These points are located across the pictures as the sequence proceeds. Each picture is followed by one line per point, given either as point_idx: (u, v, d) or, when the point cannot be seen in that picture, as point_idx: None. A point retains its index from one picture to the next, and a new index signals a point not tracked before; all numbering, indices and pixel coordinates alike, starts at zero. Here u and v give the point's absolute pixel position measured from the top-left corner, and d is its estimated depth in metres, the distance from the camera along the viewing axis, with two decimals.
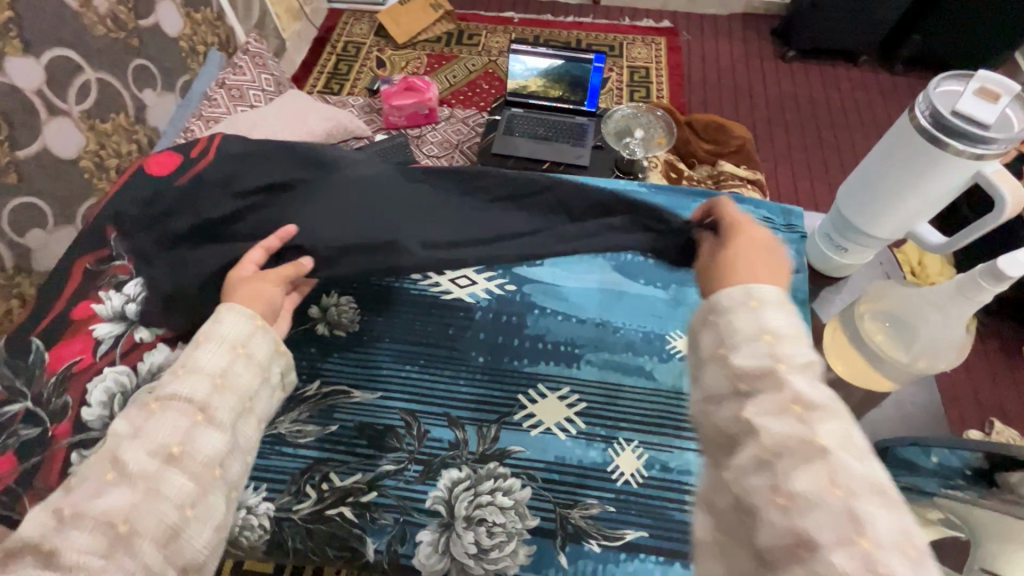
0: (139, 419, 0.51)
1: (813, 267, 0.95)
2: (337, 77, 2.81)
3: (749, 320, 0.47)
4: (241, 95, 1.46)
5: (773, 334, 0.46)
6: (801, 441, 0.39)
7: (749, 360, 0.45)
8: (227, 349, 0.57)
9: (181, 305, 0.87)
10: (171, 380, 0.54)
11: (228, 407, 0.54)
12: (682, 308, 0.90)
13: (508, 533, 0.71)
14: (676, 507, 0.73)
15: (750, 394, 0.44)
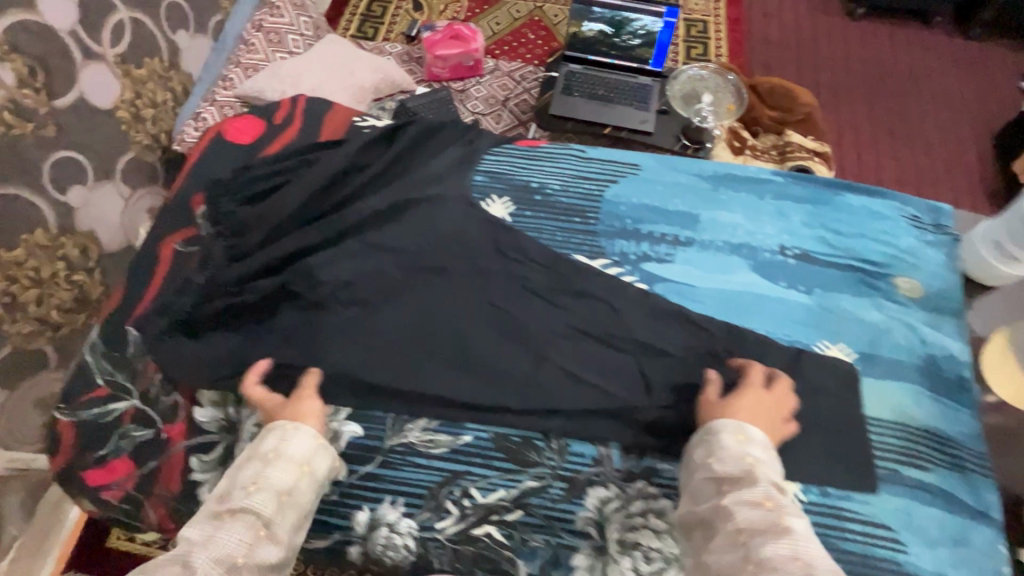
0: (210, 529, 0.56)
1: (966, 274, 0.87)
2: (370, 19, 2.61)
3: (732, 443, 0.65)
4: (279, 40, 1.38)
5: (783, 462, 0.63)
6: (772, 526, 0.56)
7: (730, 466, 0.62)
8: (260, 461, 0.63)
9: (288, 297, 0.80)
10: (239, 497, 0.59)
11: (288, 523, 0.61)
12: (828, 316, 0.83)
13: (667, 559, 0.67)
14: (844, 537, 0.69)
15: (738, 484, 0.61)
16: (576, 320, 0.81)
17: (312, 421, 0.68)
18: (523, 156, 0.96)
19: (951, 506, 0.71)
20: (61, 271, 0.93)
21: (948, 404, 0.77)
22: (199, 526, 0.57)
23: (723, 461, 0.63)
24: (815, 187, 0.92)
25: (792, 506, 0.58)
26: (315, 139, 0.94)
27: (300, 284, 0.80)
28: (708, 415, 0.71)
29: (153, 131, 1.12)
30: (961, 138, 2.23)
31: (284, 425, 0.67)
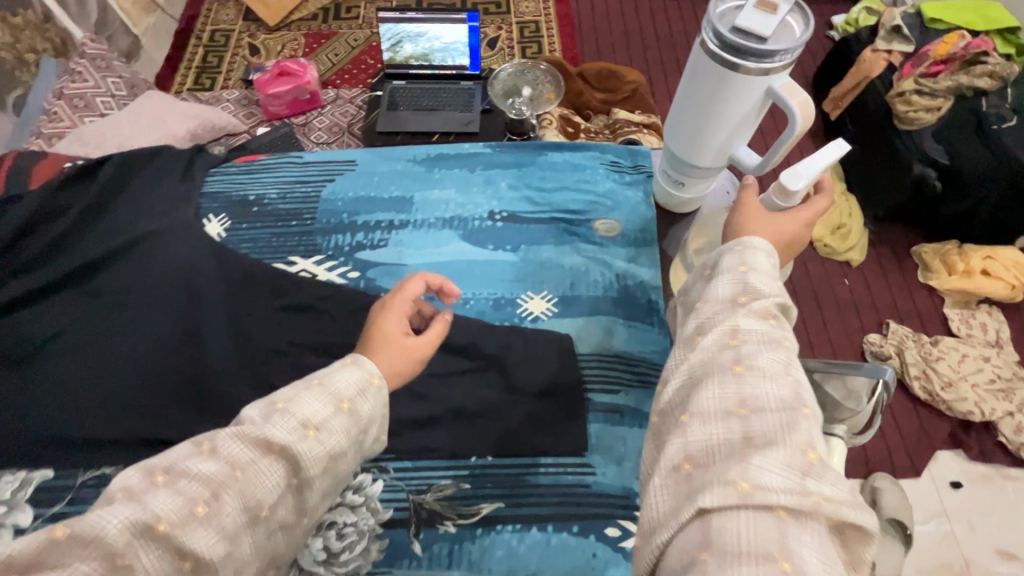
0: (258, 450, 0.49)
1: (660, 205, 0.93)
2: (208, 70, 2.61)
3: (756, 324, 0.48)
4: (85, 104, 1.35)
5: (787, 364, 0.45)
6: (795, 426, 0.41)
7: (766, 368, 0.45)
8: (332, 402, 0.53)
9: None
10: (286, 433, 0.50)
11: (320, 488, 0.53)
12: (532, 268, 0.87)
13: (360, 531, 0.67)
14: (534, 472, 0.71)
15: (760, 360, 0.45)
16: (288, 320, 0.82)
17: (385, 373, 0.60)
18: (241, 172, 0.96)
19: (638, 421, 0.75)
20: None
21: (639, 327, 0.82)
22: (241, 442, 0.49)
23: (751, 363, 0.45)
24: (522, 152, 0.98)
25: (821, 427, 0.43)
26: (21, 188, 0.92)
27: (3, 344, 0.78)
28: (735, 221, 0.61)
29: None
30: None
31: (371, 369, 0.57)
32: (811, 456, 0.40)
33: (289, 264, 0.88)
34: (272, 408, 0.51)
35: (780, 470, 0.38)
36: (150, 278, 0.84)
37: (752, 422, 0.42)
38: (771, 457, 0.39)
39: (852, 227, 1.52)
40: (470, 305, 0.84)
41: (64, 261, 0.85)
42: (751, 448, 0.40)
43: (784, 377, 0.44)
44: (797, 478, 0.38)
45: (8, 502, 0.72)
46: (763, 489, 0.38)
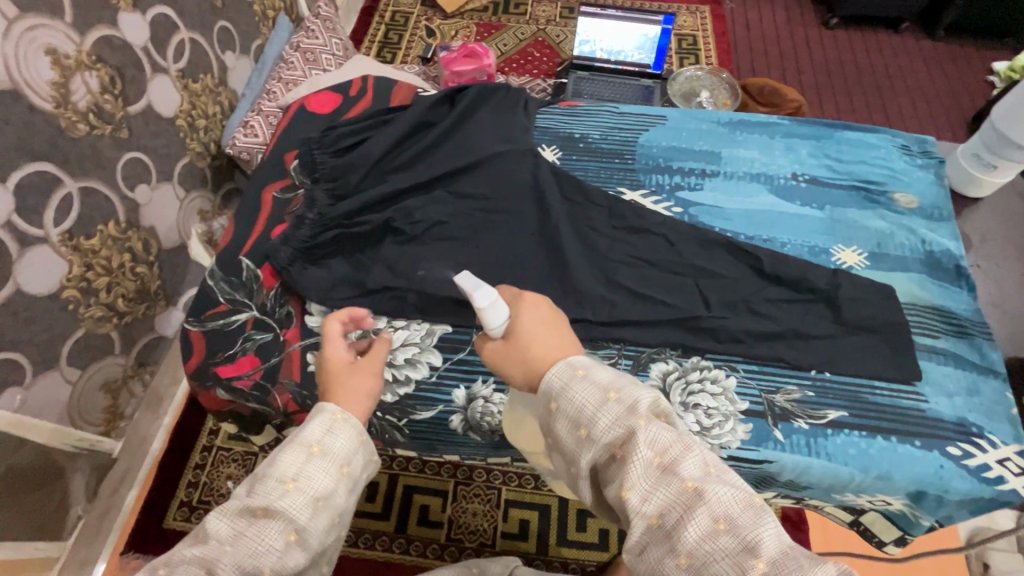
0: (236, 529, 0.55)
1: (954, 186, 1.01)
2: (389, 45, 2.85)
3: (585, 387, 0.55)
4: (315, 58, 1.45)
5: (613, 385, 0.54)
6: (683, 498, 0.48)
7: (609, 426, 0.52)
8: (303, 450, 0.60)
9: (392, 233, 0.93)
10: (273, 493, 0.57)
11: (322, 527, 0.58)
12: (840, 225, 0.97)
13: (724, 413, 0.78)
14: (871, 390, 0.80)
15: (626, 448, 0.51)
16: (628, 239, 0.94)
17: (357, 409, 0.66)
18: (565, 113, 1.11)
19: (961, 365, 0.82)
20: (127, 263, 1.08)
21: (950, 287, 0.90)
22: (226, 518, 0.56)
23: (598, 433, 0.52)
24: (816, 126, 1.08)
25: (725, 480, 0.49)
26: (386, 104, 1.10)
27: (401, 221, 0.93)
28: (518, 368, 0.61)
29: (204, 140, 1.25)
30: (950, 125, 2.26)
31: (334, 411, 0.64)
32: (693, 485, 0.48)
33: (618, 194, 1.00)
34: (254, 482, 0.58)
35: (729, 563, 0.45)
36: (504, 190, 0.99)
37: (650, 504, 0.48)
38: (676, 519, 0.47)
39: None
40: (789, 249, 0.94)
41: (435, 166, 1.00)
42: (670, 526, 0.48)
43: (616, 402, 0.53)
44: (706, 520, 0.46)
45: (418, 345, 0.84)
46: (693, 555, 0.46)
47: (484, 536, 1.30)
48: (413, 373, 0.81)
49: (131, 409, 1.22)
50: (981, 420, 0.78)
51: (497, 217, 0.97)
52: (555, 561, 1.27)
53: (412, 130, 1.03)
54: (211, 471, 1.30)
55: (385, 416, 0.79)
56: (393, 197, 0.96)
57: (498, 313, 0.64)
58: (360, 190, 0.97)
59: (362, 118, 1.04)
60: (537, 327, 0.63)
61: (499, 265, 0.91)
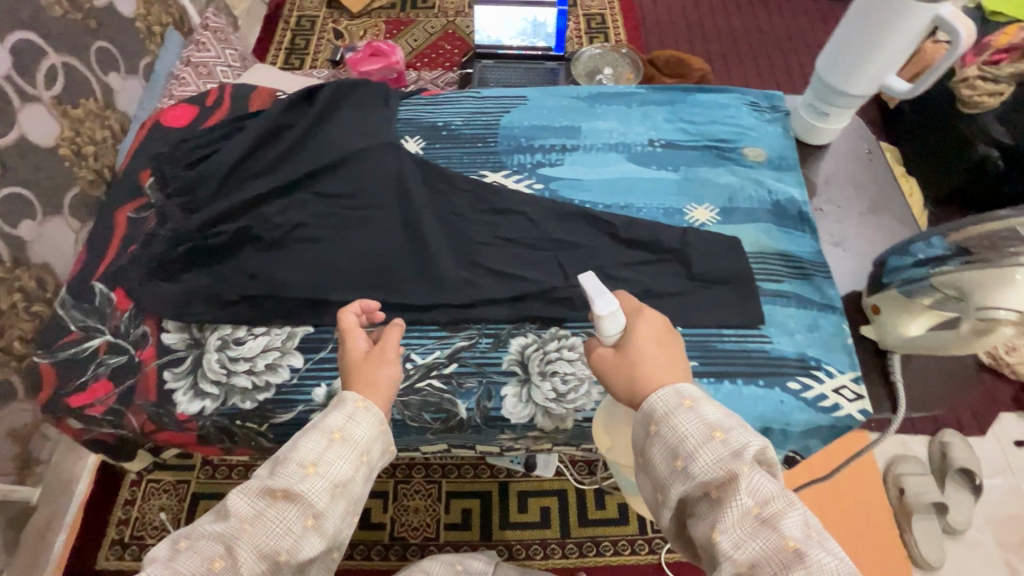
0: (260, 506, 0.56)
1: (797, 136, 1.06)
2: (297, 52, 2.77)
3: (691, 419, 0.53)
4: (208, 73, 1.35)
5: (720, 423, 0.52)
6: (782, 556, 0.45)
7: (711, 463, 0.50)
8: (324, 437, 0.61)
9: (250, 240, 0.91)
10: (293, 477, 0.58)
11: (338, 513, 0.60)
12: (693, 185, 1.00)
13: (580, 377, 0.80)
14: (719, 338, 0.84)
15: (725, 490, 0.49)
16: (491, 222, 0.95)
17: (380, 399, 0.67)
18: (428, 103, 1.11)
19: (803, 304, 0.87)
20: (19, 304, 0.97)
21: (794, 232, 0.94)
22: (248, 497, 0.56)
23: (697, 467, 0.50)
24: (672, 92, 1.11)
25: (828, 546, 0.46)
26: (245, 111, 1.08)
27: (260, 228, 0.92)
28: (620, 380, 0.59)
29: (97, 166, 1.13)
30: None
31: (354, 399, 0.65)
32: (794, 545, 0.45)
33: (481, 177, 1.02)
34: (276, 463, 0.59)
35: None
36: (368, 186, 0.98)
37: (743, 551, 0.46)
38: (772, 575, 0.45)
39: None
40: (645, 213, 0.97)
41: (295, 167, 0.99)
42: None
43: (721, 442, 0.51)
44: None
45: (280, 349, 0.83)
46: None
47: (427, 531, 1.30)
48: (273, 378, 0.81)
49: (45, 454, 1.11)
50: (819, 353, 0.83)
51: (361, 212, 0.96)
52: (499, 545, 1.28)
53: (270, 134, 1.02)
54: (141, 509, 1.21)
55: (246, 423, 0.79)
56: (253, 204, 0.95)
57: (616, 322, 0.61)
58: (217, 200, 0.95)
59: (219, 126, 1.03)
60: (649, 345, 0.60)
61: (362, 260, 0.91)
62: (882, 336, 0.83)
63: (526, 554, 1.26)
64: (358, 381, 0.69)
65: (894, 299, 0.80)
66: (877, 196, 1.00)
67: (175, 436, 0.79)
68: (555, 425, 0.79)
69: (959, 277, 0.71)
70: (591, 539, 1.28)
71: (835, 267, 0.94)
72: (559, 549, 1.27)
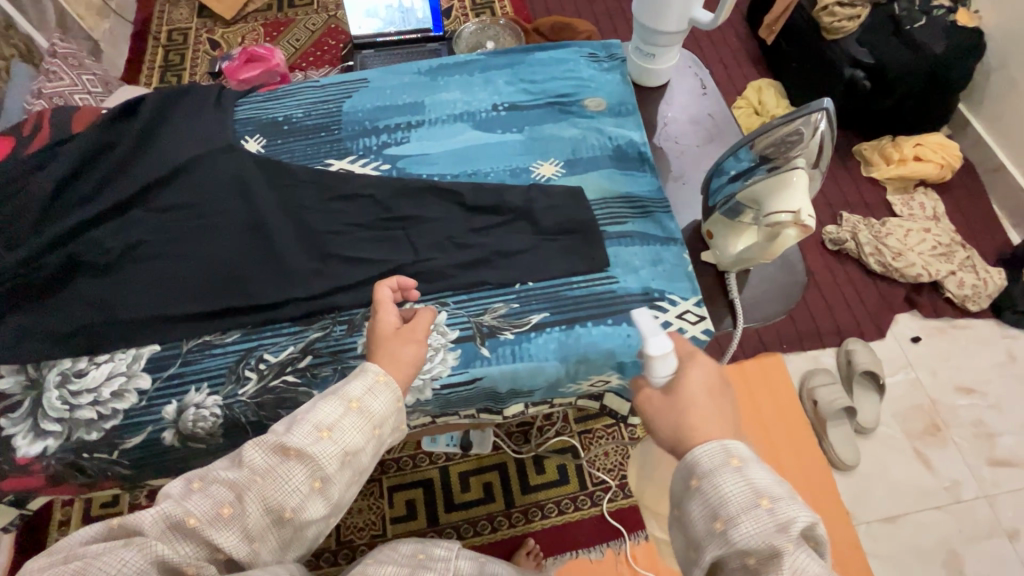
0: (275, 460, 0.54)
1: (636, 81, 1.09)
2: (172, 68, 2.58)
3: (739, 481, 0.47)
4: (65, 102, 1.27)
5: (769, 491, 0.47)
6: None
7: (752, 534, 0.45)
8: (342, 404, 0.58)
9: (83, 268, 0.87)
10: (306, 440, 0.55)
11: (343, 482, 0.57)
12: (538, 142, 1.02)
13: (435, 347, 0.81)
14: (568, 286, 0.86)
15: (767, 564, 0.44)
16: (338, 211, 0.94)
17: (400, 375, 0.63)
18: (266, 100, 1.08)
19: (646, 241, 0.90)
20: None
21: (635, 173, 0.97)
22: (263, 450, 0.54)
23: (737, 534, 0.45)
24: (511, 55, 1.12)
25: None
26: (67, 131, 1.01)
27: (91, 253, 0.87)
28: (669, 419, 0.55)
29: None
30: None
31: (375, 373, 0.62)
32: None
33: (325, 166, 1.00)
34: (292, 422, 0.56)
35: None
36: (207, 193, 0.95)
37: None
38: None
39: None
40: (492, 177, 0.98)
41: (126, 186, 0.94)
42: None
43: (767, 511, 0.46)
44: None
45: (125, 374, 0.80)
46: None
47: (374, 529, 1.26)
48: (120, 405, 0.78)
49: None
50: (662, 284, 0.86)
51: (203, 221, 0.93)
52: (446, 528, 1.27)
53: (95, 155, 0.97)
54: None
55: (96, 455, 0.76)
56: (83, 231, 0.90)
57: (667, 364, 0.59)
58: (41, 233, 0.89)
59: (39, 154, 0.97)
60: (701, 396, 0.55)
61: (206, 269, 0.88)
62: (720, 261, 0.87)
63: (474, 531, 1.26)
64: (375, 352, 0.67)
65: (722, 222, 0.84)
66: (712, 127, 1.05)
67: (19, 483, 0.75)
68: (415, 398, 0.79)
69: (754, 189, 0.75)
70: (535, 505, 1.29)
71: (676, 200, 0.97)
72: (505, 520, 1.27)
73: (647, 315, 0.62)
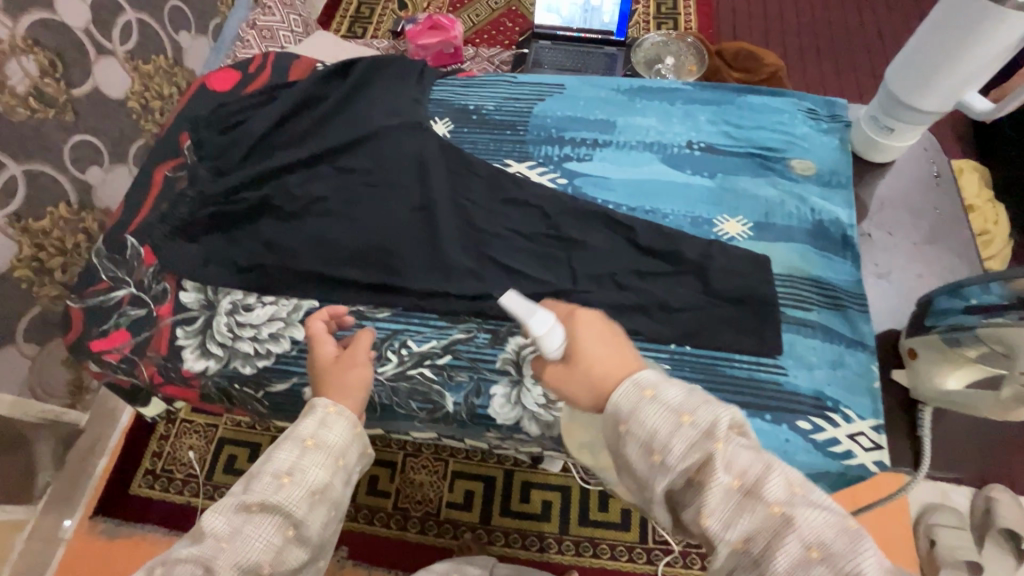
0: (236, 523, 0.57)
1: (855, 151, 0.96)
2: (361, 20, 2.74)
3: (656, 410, 0.46)
4: (271, 36, 1.39)
5: (686, 406, 0.47)
6: (772, 525, 0.44)
7: (685, 453, 0.45)
8: (297, 445, 0.62)
9: (271, 210, 0.93)
10: (268, 490, 0.59)
11: (319, 521, 0.61)
12: (728, 194, 0.93)
13: None
14: (729, 365, 0.79)
15: (707, 472, 0.45)
16: (507, 216, 0.92)
17: (351, 403, 0.68)
18: (462, 85, 1.08)
19: (829, 337, 0.80)
20: (83, 245, 1.04)
21: (833, 257, 0.86)
22: (224, 515, 0.57)
23: (675, 461, 0.45)
24: (720, 91, 1.03)
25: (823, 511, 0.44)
26: (283, 78, 1.09)
27: (281, 199, 0.93)
28: (581, 386, 0.52)
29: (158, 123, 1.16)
30: None
31: (325, 405, 0.65)
32: (780, 511, 0.44)
33: (504, 166, 0.99)
34: (250, 478, 0.60)
35: None
36: (390, 165, 0.97)
37: (734, 532, 0.44)
38: (765, 548, 0.43)
39: (996, 234, 1.36)
40: (670, 220, 0.91)
41: (321, 141, 0.99)
42: (756, 553, 0.44)
43: (691, 427, 0.46)
44: (798, 548, 0.42)
45: (284, 319, 0.85)
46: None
47: (430, 506, 1.22)
48: (275, 348, 0.83)
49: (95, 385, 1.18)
50: (839, 393, 0.76)
51: (380, 191, 0.95)
52: (497, 531, 1.20)
53: (302, 105, 1.03)
54: (172, 445, 1.22)
55: (244, 388, 0.81)
56: (276, 174, 0.96)
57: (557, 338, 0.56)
58: (244, 167, 0.96)
59: (258, 93, 1.05)
60: (594, 344, 0.53)
61: (376, 241, 0.91)
62: (913, 381, 0.76)
63: (522, 544, 1.17)
64: (324, 386, 0.71)
65: (936, 346, 0.71)
66: (936, 226, 0.90)
67: (180, 390, 0.84)
68: (541, 432, 0.76)
69: (1007, 334, 0.62)
70: (589, 540, 1.18)
71: (873, 300, 0.86)
72: (555, 545, 1.18)
73: (518, 296, 0.58)
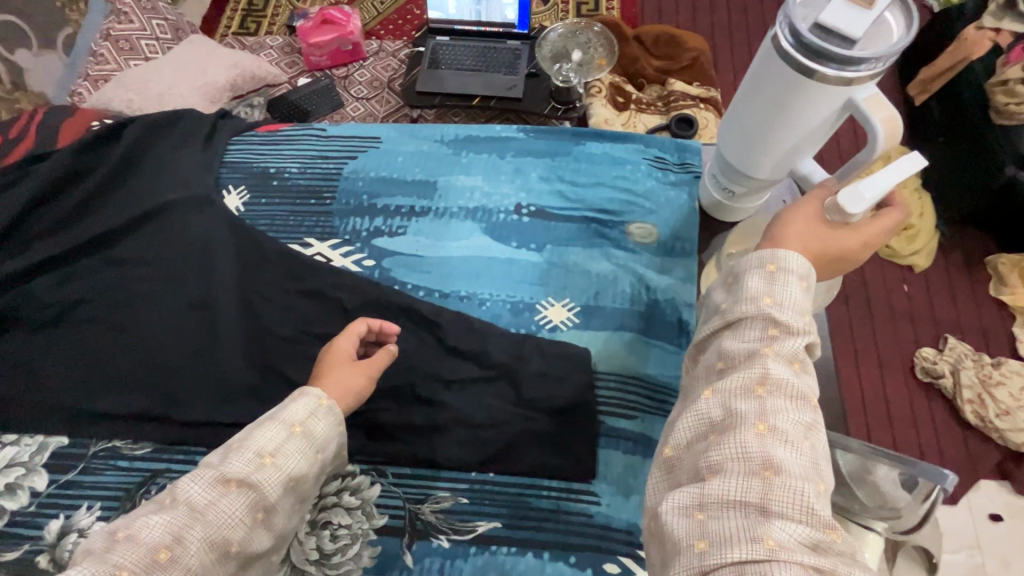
0: (213, 493, 0.52)
1: (704, 209, 0.84)
2: None
3: (786, 284, 0.47)
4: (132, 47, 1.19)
5: (800, 312, 0.47)
6: (795, 396, 0.44)
7: (790, 317, 0.46)
8: (284, 429, 0.57)
9: (17, 322, 0.78)
10: (246, 467, 0.54)
11: (286, 510, 0.57)
12: (555, 271, 0.81)
13: (353, 535, 0.66)
14: (534, 493, 0.69)
15: (786, 341, 0.46)
16: (299, 313, 0.79)
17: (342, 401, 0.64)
18: (263, 142, 0.94)
19: (651, 452, 0.70)
20: None
21: (664, 347, 0.75)
22: (200, 485, 0.52)
23: (778, 312, 0.46)
24: (557, 139, 0.90)
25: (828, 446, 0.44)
26: (51, 146, 0.92)
27: (28, 308, 0.79)
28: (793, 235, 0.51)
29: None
30: None
31: (319, 395, 0.61)
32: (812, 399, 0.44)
33: (304, 246, 0.85)
34: (228, 450, 0.56)
35: (799, 534, 0.38)
36: (164, 254, 0.82)
37: (776, 372, 0.44)
38: (783, 414, 0.43)
39: (921, 229, 1.25)
40: (487, 307, 0.79)
41: (84, 229, 0.84)
42: (767, 405, 0.43)
43: (795, 319, 0.46)
44: (793, 353, 0.45)
45: (24, 465, 0.72)
46: (774, 432, 0.42)
47: None
48: (8, 504, 0.70)
49: None
50: None
51: (153, 288, 0.81)
52: None
53: (65, 182, 0.86)
54: None
55: None
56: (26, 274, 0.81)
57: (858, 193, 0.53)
58: None
59: (12, 167, 0.87)
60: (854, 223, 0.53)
61: (143, 355, 0.77)
62: None
63: None
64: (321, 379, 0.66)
65: None
66: None
67: None
68: None
69: None
70: None
71: None
72: None
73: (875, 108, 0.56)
